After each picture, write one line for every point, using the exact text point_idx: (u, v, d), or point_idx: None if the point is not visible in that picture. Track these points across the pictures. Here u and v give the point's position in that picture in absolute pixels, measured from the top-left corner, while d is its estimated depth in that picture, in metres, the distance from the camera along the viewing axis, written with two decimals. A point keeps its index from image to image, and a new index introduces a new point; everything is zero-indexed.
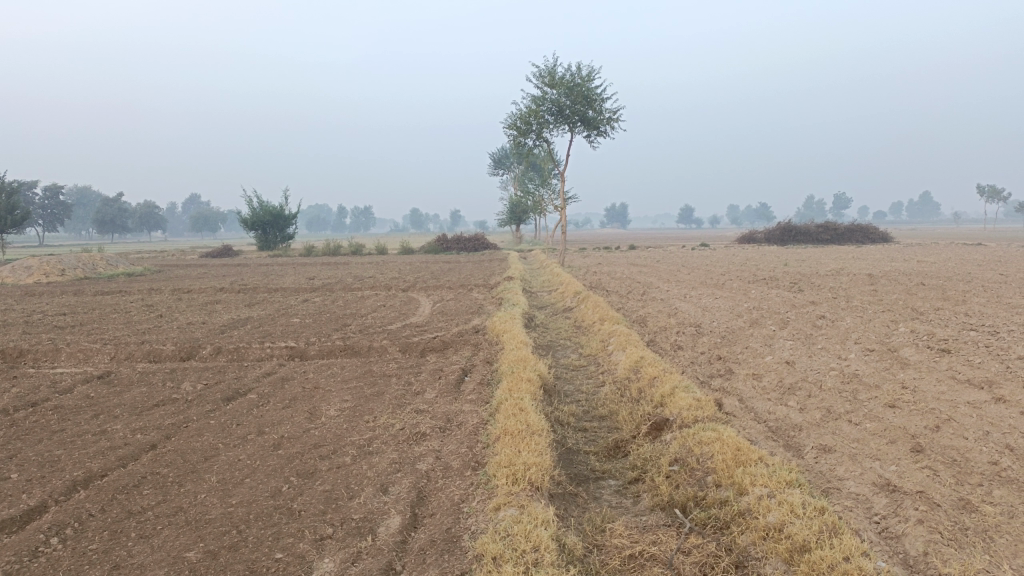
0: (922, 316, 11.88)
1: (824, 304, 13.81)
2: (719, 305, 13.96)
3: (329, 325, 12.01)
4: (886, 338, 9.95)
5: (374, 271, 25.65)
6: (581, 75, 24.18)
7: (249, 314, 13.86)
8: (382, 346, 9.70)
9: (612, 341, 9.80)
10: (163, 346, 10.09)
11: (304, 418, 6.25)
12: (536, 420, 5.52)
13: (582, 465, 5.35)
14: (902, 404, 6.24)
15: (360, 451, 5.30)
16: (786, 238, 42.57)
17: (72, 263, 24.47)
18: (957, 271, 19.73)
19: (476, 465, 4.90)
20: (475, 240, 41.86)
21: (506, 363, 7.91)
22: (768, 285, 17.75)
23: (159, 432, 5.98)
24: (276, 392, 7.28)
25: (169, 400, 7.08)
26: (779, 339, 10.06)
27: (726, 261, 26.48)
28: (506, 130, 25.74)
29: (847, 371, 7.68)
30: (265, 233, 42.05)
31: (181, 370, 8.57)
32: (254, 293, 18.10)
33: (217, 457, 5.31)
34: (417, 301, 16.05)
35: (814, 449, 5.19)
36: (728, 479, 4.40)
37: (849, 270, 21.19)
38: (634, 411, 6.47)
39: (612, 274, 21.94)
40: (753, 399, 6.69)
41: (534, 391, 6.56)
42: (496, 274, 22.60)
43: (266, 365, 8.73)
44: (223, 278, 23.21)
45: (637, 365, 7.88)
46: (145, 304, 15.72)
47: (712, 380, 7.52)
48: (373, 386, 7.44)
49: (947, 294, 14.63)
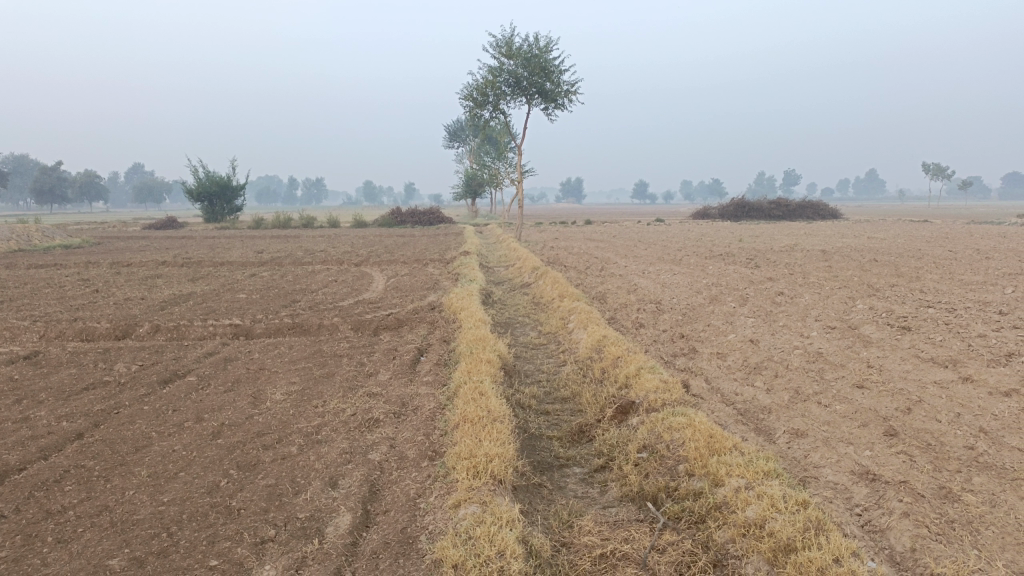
0: (878, 293, 11.88)
1: (782, 280, 13.75)
2: (679, 281, 13.79)
3: (278, 302, 11.49)
4: (846, 316, 9.87)
5: (325, 244, 24.99)
6: (538, 46, 23.72)
7: (193, 289, 13.23)
8: (333, 324, 9.27)
9: (573, 318, 9.54)
10: (98, 324, 9.49)
11: (248, 403, 5.83)
12: (497, 406, 5.20)
13: (545, 452, 5.07)
14: (870, 385, 6.08)
15: (307, 440, 4.92)
16: (739, 214, 42.91)
17: (5, 234, 23.24)
18: (907, 248, 20.00)
19: (433, 455, 4.57)
20: (430, 214, 41.21)
21: (464, 342, 7.57)
22: (725, 260, 17.73)
23: (86, 419, 5.49)
24: (218, 375, 6.82)
25: (100, 384, 6.56)
26: (741, 316, 9.90)
27: (681, 237, 26.49)
28: (462, 101, 25.20)
29: (812, 349, 7.53)
30: (212, 204, 40.72)
31: (116, 350, 8.02)
32: (199, 267, 17.38)
33: (149, 447, 4.88)
34: (371, 275, 15.59)
35: (786, 433, 4.98)
36: (702, 468, 4.15)
37: (804, 246, 21.29)
38: (598, 393, 6.20)
39: (570, 249, 21.71)
40: (719, 380, 6.48)
41: (493, 373, 6.25)
42: (452, 249, 22.15)
43: (209, 344, 8.24)
44: (167, 251, 22.31)
45: (600, 344, 7.60)
46: (81, 279, 14.92)
47: (676, 359, 7.31)
48: (323, 367, 7.03)
49: (900, 271, 14.73)
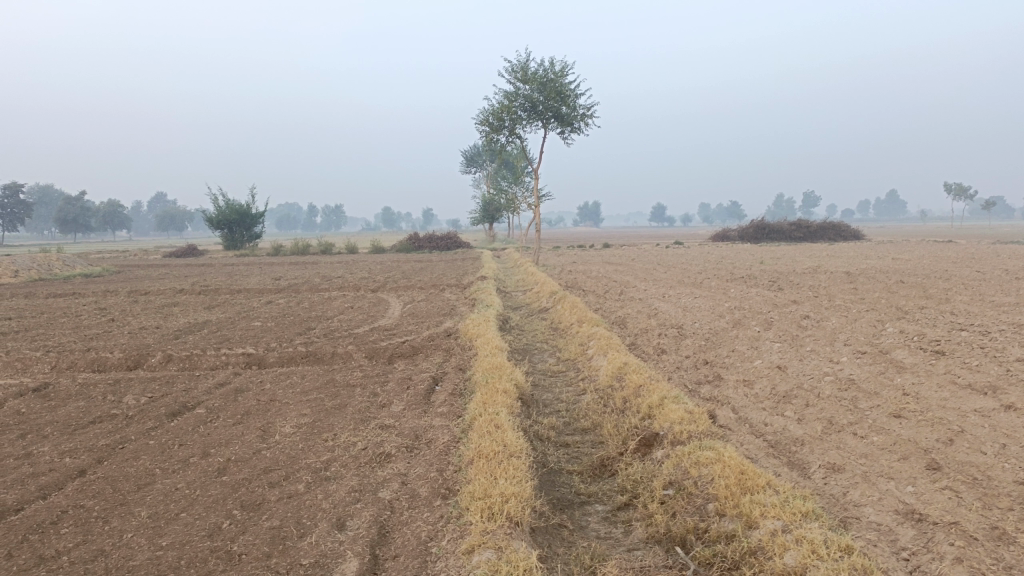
0: (908, 315, 11.51)
1: (807, 303, 13.40)
2: (700, 305, 13.50)
3: (292, 330, 11.34)
4: (876, 340, 9.53)
5: (343, 271, 24.94)
6: (554, 70, 23.70)
7: (208, 318, 13.12)
8: (347, 352, 9.08)
9: (592, 344, 9.27)
10: (110, 354, 9.35)
11: (256, 437, 5.62)
12: (514, 439, 4.96)
13: (565, 488, 4.81)
14: (907, 414, 5.76)
15: (315, 477, 4.70)
16: (759, 237, 42.49)
17: (25, 264, 23.37)
18: (934, 269, 19.57)
19: (446, 493, 4.34)
20: (447, 240, 41.16)
21: (480, 371, 7.33)
22: (747, 283, 17.39)
23: (90, 455, 5.31)
24: (228, 407, 6.63)
25: (107, 416, 6.40)
26: (766, 341, 9.60)
27: (701, 260, 26.16)
28: (479, 126, 25.18)
29: (842, 376, 7.22)
30: (231, 232, 40.94)
31: (126, 381, 7.87)
32: (216, 295, 17.32)
33: (152, 485, 4.68)
34: (387, 302, 15.43)
35: (821, 468, 4.69)
36: (734, 508, 3.88)
37: (827, 268, 20.89)
38: (619, 424, 5.94)
39: (588, 273, 21.47)
40: (747, 409, 6.19)
41: (510, 404, 6.01)
42: (469, 274, 21.97)
43: (220, 375, 8.06)
44: (185, 279, 22.33)
45: (621, 371, 7.33)
46: (97, 308, 14.87)
47: (700, 387, 7.03)
48: (335, 398, 6.82)
49: (928, 293, 14.33)
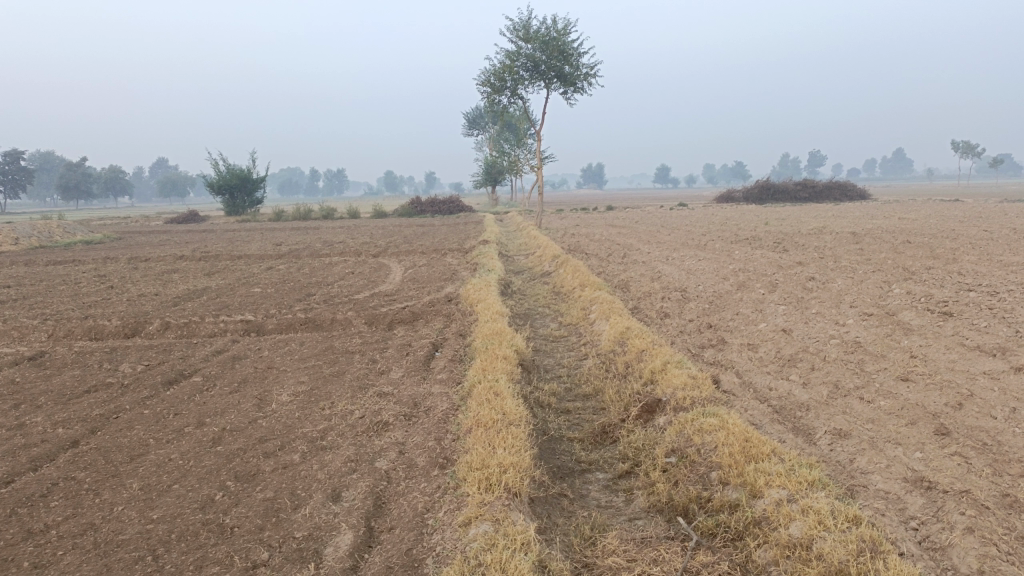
0: (915, 276, 11.34)
1: (812, 264, 13.21)
2: (704, 267, 13.33)
3: (292, 296, 11.23)
4: (882, 301, 9.39)
5: (345, 235, 24.81)
6: (556, 28, 23.20)
7: (207, 284, 13.01)
8: (346, 318, 8.97)
9: (594, 308, 9.16)
10: (107, 322, 9.26)
11: (252, 406, 5.53)
12: (513, 407, 4.86)
13: (565, 456, 4.72)
14: (915, 377, 5.64)
15: (311, 447, 4.61)
16: (764, 197, 42.09)
17: (26, 231, 23.26)
18: (941, 229, 19.30)
19: (444, 462, 4.25)
20: (450, 203, 40.84)
21: (480, 337, 7.23)
22: (752, 245, 17.19)
23: (83, 426, 5.23)
24: (224, 375, 6.55)
25: (102, 385, 6.31)
26: (770, 304, 9.45)
27: (705, 221, 25.92)
28: (480, 87, 24.77)
29: (849, 339, 7.09)
30: (232, 197, 40.69)
31: (123, 349, 7.78)
32: (216, 261, 17.20)
33: (145, 457, 4.59)
34: (388, 267, 15.31)
35: (827, 434, 4.59)
36: (738, 477, 3.77)
37: (832, 228, 20.65)
38: (621, 390, 5.84)
39: (591, 236, 21.28)
40: (752, 373, 6.08)
41: (510, 370, 5.90)
42: (471, 238, 21.80)
43: (218, 342, 7.97)
44: (186, 245, 22.21)
45: (624, 336, 7.21)
46: (97, 275, 14.77)
47: (704, 352, 6.91)
48: (333, 365, 6.73)
49: (935, 253, 14.13)
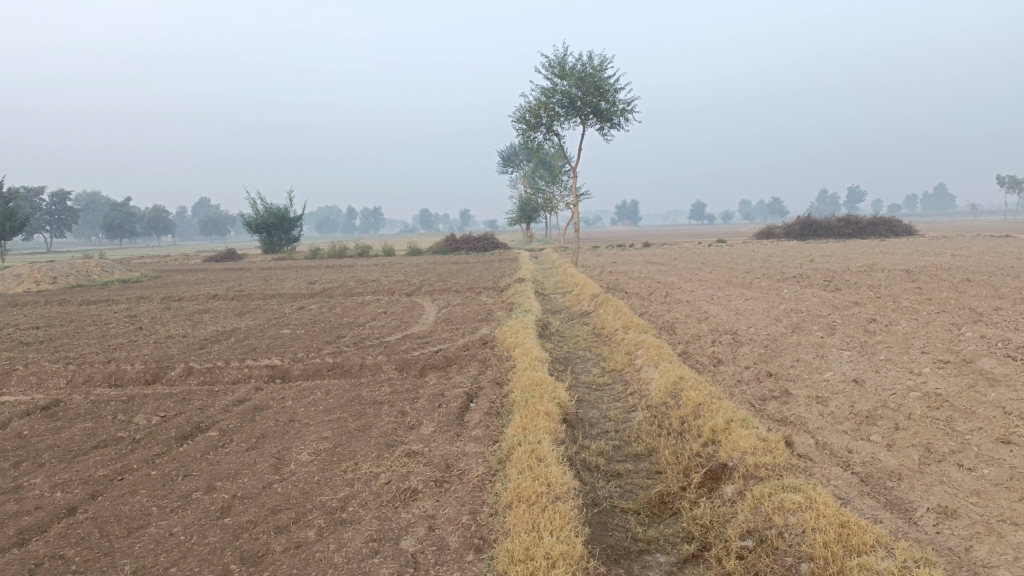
0: (985, 318, 10.49)
1: (869, 305, 12.41)
2: (753, 308, 12.62)
3: (322, 338, 10.79)
4: (956, 346, 8.59)
5: (379, 273, 24.63)
6: (592, 64, 22.92)
7: (237, 325, 12.68)
8: (376, 364, 8.46)
9: (640, 353, 8.52)
10: (129, 366, 8.86)
11: (269, 467, 5.01)
12: (559, 476, 4.26)
13: (620, 533, 4.10)
14: (1019, 439, 4.88)
15: (329, 520, 4.04)
16: (805, 233, 41.11)
17: (64, 270, 23.37)
18: (1000, 265, 18.32)
19: (481, 544, 3.67)
20: (484, 241, 40.55)
21: (519, 388, 6.63)
22: (800, 283, 16.43)
23: (84, 489, 4.75)
24: (243, 428, 6.04)
25: (112, 440, 5.86)
26: (832, 349, 8.71)
27: (747, 258, 25.14)
28: (515, 124, 24.50)
29: (930, 391, 6.34)
30: (269, 235, 40.89)
31: (141, 398, 7.34)
32: (249, 301, 16.94)
33: (144, 531, 4.08)
34: (421, 306, 14.85)
35: (931, 513, 3.90)
36: (837, 574, 3.12)
37: (883, 265, 19.75)
38: (678, 451, 5.20)
39: (630, 273, 20.66)
40: (825, 433, 5.40)
41: (553, 429, 5.30)
42: (506, 276, 21.33)
43: (240, 390, 7.49)
44: (221, 284, 22.10)
45: (676, 386, 6.56)
46: (129, 316, 14.54)
47: (767, 406, 6.23)
48: (360, 418, 6.19)
49: (1001, 292, 13.24)
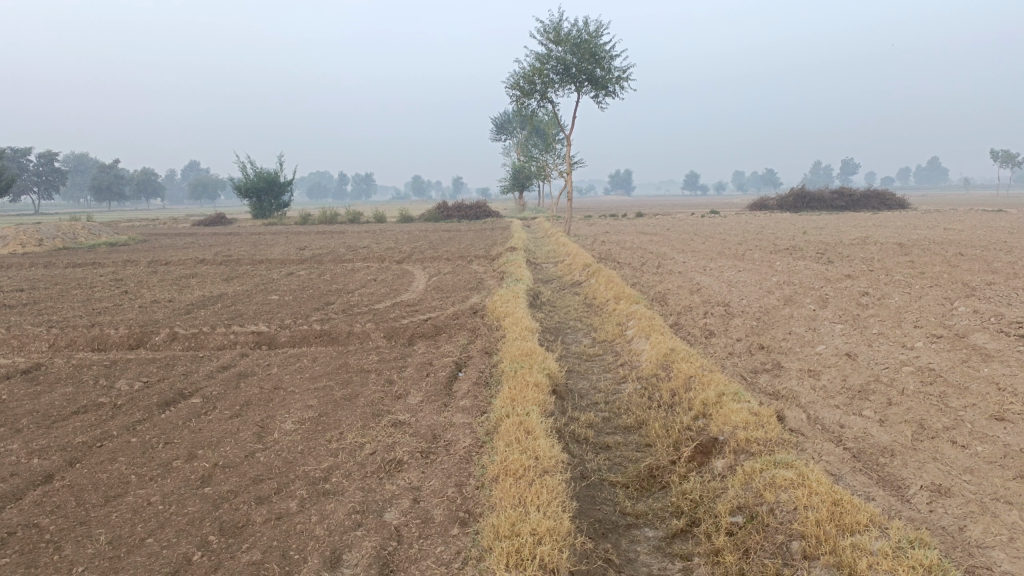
0: (978, 293, 10.44)
1: (862, 278, 12.34)
2: (746, 279, 12.54)
3: (310, 305, 10.66)
4: (949, 321, 8.54)
5: (370, 240, 24.39)
6: (588, 30, 22.54)
7: (224, 290, 12.51)
8: (364, 331, 8.34)
9: (631, 324, 8.43)
10: (112, 331, 8.71)
11: (252, 435, 4.91)
12: (547, 449, 4.18)
13: (608, 507, 4.03)
14: (1013, 416, 4.82)
15: (312, 491, 3.95)
16: (799, 205, 40.99)
17: (50, 233, 23.05)
18: (993, 240, 18.27)
19: (466, 518, 3.59)
20: (476, 208, 40.29)
21: (508, 358, 6.54)
22: (792, 255, 16.34)
23: (61, 456, 4.64)
24: (227, 395, 5.94)
25: (92, 406, 5.74)
26: (824, 322, 8.64)
27: (740, 229, 25.03)
28: (509, 90, 24.15)
29: (922, 366, 6.27)
30: (260, 200, 40.48)
31: (124, 363, 7.21)
32: (237, 266, 16.76)
33: (122, 499, 3.98)
34: (411, 274, 14.70)
35: (924, 491, 3.83)
36: (830, 554, 3.06)
37: (876, 238, 19.66)
38: (668, 424, 5.13)
39: (623, 244, 20.52)
40: (817, 408, 5.33)
41: (542, 401, 5.22)
42: (498, 245, 21.17)
43: (225, 356, 7.37)
44: (209, 249, 21.87)
45: (667, 358, 6.48)
46: (115, 279, 14.35)
47: (759, 379, 6.16)
48: (346, 387, 6.09)
49: (993, 267, 13.19)
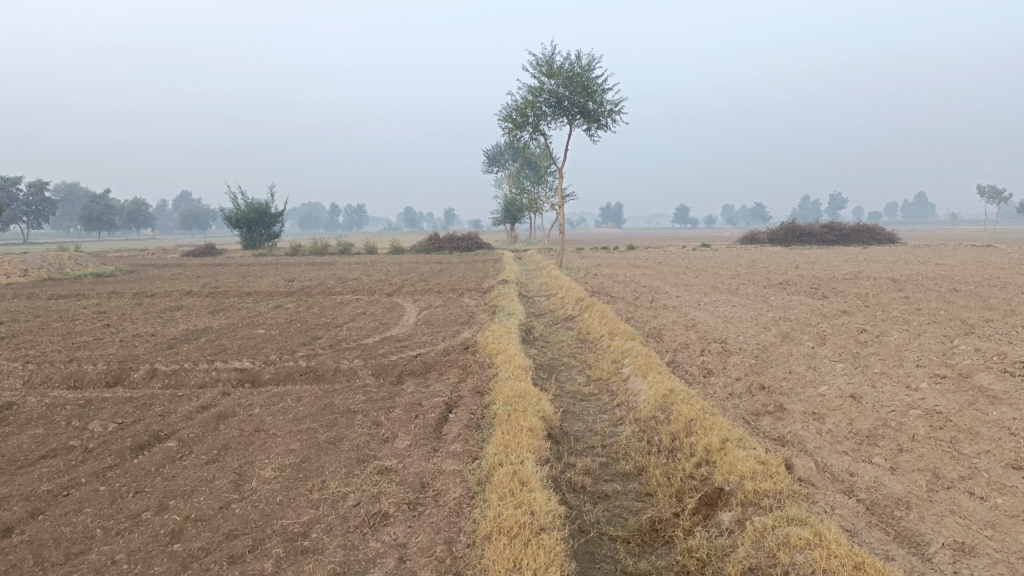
0: (977, 330, 10.27)
1: (858, 314, 12.17)
2: (741, 315, 12.36)
3: (297, 339, 10.37)
4: (951, 360, 8.33)
5: (360, 271, 24.16)
6: (580, 64, 22.62)
7: (209, 324, 12.20)
8: (351, 369, 8.06)
9: (627, 362, 8.19)
10: (89, 367, 8.39)
11: (230, 484, 4.62)
12: (543, 504, 3.92)
13: (608, 565, 3.76)
14: None
15: (290, 549, 3.67)
16: (790, 239, 41.06)
17: (36, 262, 22.69)
18: (986, 275, 18.22)
19: None
20: (467, 240, 40.17)
21: (501, 399, 6.29)
22: (786, 290, 16.19)
23: (23, 507, 4.34)
24: (205, 438, 5.64)
25: (61, 449, 5.44)
26: (824, 360, 8.42)
27: (732, 263, 24.94)
28: (502, 123, 24.15)
29: (930, 409, 6.04)
30: (249, 231, 40.22)
31: (98, 402, 6.90)
32: (224, 298, 16.45)
33: (85, 557, 3.68)
34: (401, 307, 14.45)
35: (947, 549, 3.57)
36: None
37: (869, 273, 19.58)
38: (669, 472, 4.88)
39: (615, 277, 20.34)
40: (825, 454, 5.09)
41: (537, 447, 4.96)
42: (489, 277, 20.98)
43: (206, 395, 7.07)
44: (196, 280, 21.56)
45: (667, 399, 6.24)
46: (97, 312, 14.02)
47: (762, 423, 5.92)
48: (331, 429, 5.81)
49: (989, 303, 13.06)
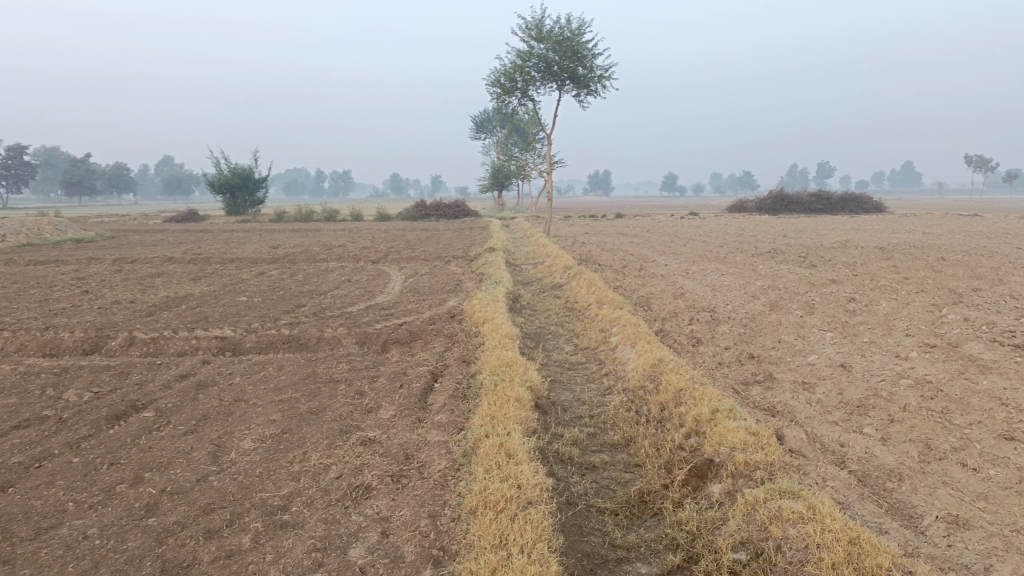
0: (966, 300, 10.23)
1: (847, 283, 12.13)
2: (730, 283, 12.28)
3: (280, 307, 10.20)
4: (940, 329, 8.29)
5: (346, 238, 23.88)
6: (570, 28, 22.21)
7: (190, 291, 11.99)
8: (335, 337, 7.92)
9: (615, 330, 8.10)
10: (66, 335, 8.19)
11: (208, 455, 4.49)
12: (530, 477, 3.83)
13: (596, 538, 3.68)
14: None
15: (269, 523, 3.56)
16: (778, 208, 41.01)
17: (14, 228, 22.25)
18: (973, 245, 18.21)
19: (441, 557, 3.21)
20: (455, 208, 39.84)
21: (488, 369, 6.17)
22: (775, 258, 16.13)
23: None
24: (184, 408, 5.50)
25: (35, 420, 5.28)
26: (814, 329, 8.35)
27: (720, 231, 24.86)
28: (489, 88, 23.76)
29: (921, 378, 5.98)
30: (233, 197, 39.68)
31: (75, 371, 6.72)
32: (207, 264, 16.19)
33: (56, 532, 3.55)
34: (387, 274, 14.27)
35: (941, 523, 3.51)
36: None
37: (857, 242, 19.54)
38: (658, 443, 4.79)
39: (603, 245, 20.21)
40: (816, 425, 5.02)
41: (524, 418, 4.86)
42: (477, 245, 20.80)
43: (185, 364, 6.91)
44: (179, 246, 21.23)
45: (656, 368, 6.15)
46: (77, 278, 13.75)
47: (752, 393, 5.84)
48: (314, 399, 5.68)
49: (977, 272, 13.04)
